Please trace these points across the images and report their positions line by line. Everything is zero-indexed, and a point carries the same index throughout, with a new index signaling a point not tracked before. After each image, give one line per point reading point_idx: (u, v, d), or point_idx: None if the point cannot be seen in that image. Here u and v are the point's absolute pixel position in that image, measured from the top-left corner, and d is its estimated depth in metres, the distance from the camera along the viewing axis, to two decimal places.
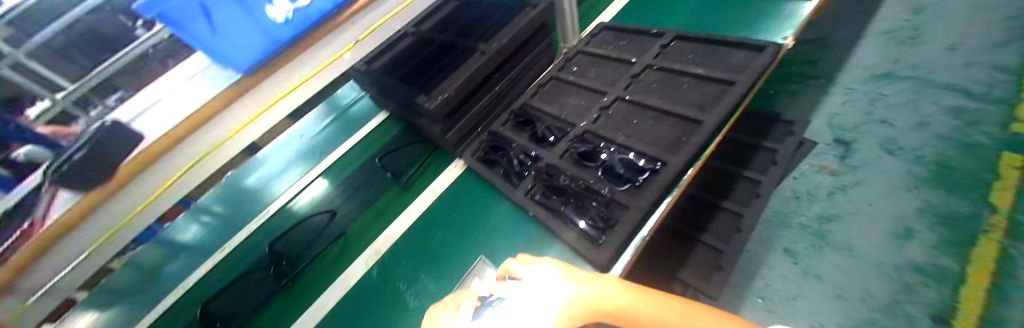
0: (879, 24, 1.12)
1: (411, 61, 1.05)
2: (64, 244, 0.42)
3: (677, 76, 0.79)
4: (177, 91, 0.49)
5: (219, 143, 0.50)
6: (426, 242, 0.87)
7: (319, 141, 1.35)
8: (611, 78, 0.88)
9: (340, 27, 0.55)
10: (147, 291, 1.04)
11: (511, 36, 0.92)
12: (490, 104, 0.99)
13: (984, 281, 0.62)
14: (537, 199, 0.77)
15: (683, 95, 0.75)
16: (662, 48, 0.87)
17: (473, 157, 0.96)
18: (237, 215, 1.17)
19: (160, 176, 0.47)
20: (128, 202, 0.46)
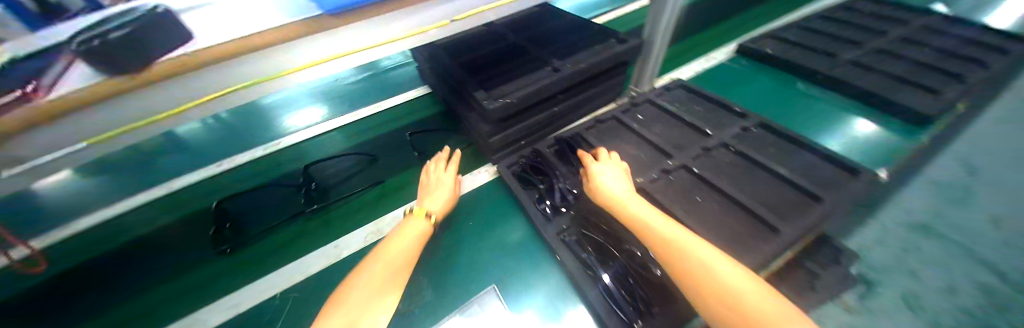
0: None
1: (477, 52, 1.00)
2: (63, 123, 0.35)
3: (753, 167, 0.74)
4: (250, 9, 0.46)
5: (275, 75, 0.45)
6: (435, 238, 0.81)
7: (354, 93, 1.37)
8: (680, 140, 0.83)
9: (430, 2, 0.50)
10: (143, 180, 1.05)
11: (591, 63, 0.86)
12: (544, 121, 0.93)
13: None
14: (569, 241, 0.71)
15: (758, 190, 0.69)
16: (742, 131, 0.83)
17: (509, 169, 0.90)
18: (250, 134, 1.20)
19: (197, 88, 0.40)
20: (151, 103, 0.39)
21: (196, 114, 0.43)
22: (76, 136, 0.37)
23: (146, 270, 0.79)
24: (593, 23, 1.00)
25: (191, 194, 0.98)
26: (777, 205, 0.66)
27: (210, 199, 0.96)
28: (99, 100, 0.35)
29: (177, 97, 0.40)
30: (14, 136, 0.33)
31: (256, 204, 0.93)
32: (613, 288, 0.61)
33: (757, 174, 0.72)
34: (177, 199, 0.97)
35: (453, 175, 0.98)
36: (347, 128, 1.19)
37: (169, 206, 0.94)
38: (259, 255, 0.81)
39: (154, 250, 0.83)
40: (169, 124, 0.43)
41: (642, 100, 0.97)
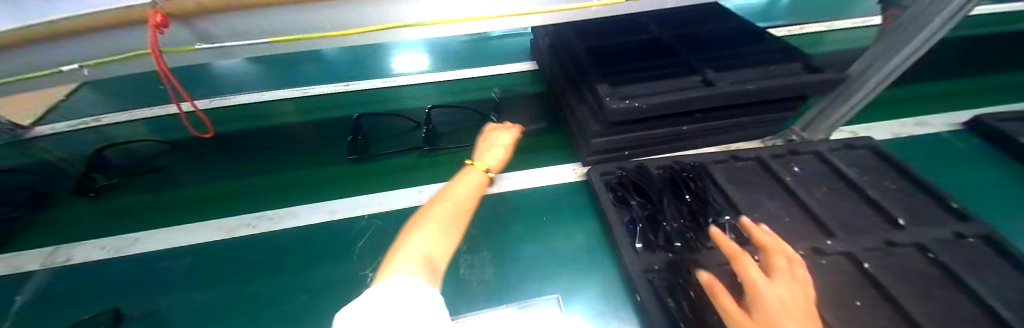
0: None
1: (611, 40, 0.88)
2: (246, 14, 0.38)
3: (958, 291, 0.53)
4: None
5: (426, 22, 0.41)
6: (512, 220, 0.78)
7: (468, 51, 1.40)
8: (849, 217, 0.63)
9: None
10: (288, 80, 1.23)
11: (754, 87, 0.68)
12: (662, 137, 0.79)
13: None
14: (656, 284, 0.58)
15: (963, 325, 0.49)
16: (951, 237, 0.60)
17: (602, 176, 0.80)
18: (372, 65, 1.32)
19: (356, 14, 0.40)
20: (312, 19, 0.40)
21: (345, 41, 0.44)
22: (254, 29, 0.41)
23: (276, 155, 0.94)
24: (769, 41, 0.80)
25: (316, 104, 1.12)
26: None
27: (330, 113, 1.08)
28: (276, 2, 0.37)
29: (334, 19, 0.40)
30: (216, 13, 0.38)
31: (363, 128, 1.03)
32: None
33: (960, 305, 0.51)
34: (305, 105, 1.12)
35: (544, 160, 0.93)
36: (455, 83, 1.22)
37: (303, 109, 1.10)
38: (355, 173, 0.89)
39: (280, 142, 0.98)
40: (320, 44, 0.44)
41: (807, 149, 0.76)
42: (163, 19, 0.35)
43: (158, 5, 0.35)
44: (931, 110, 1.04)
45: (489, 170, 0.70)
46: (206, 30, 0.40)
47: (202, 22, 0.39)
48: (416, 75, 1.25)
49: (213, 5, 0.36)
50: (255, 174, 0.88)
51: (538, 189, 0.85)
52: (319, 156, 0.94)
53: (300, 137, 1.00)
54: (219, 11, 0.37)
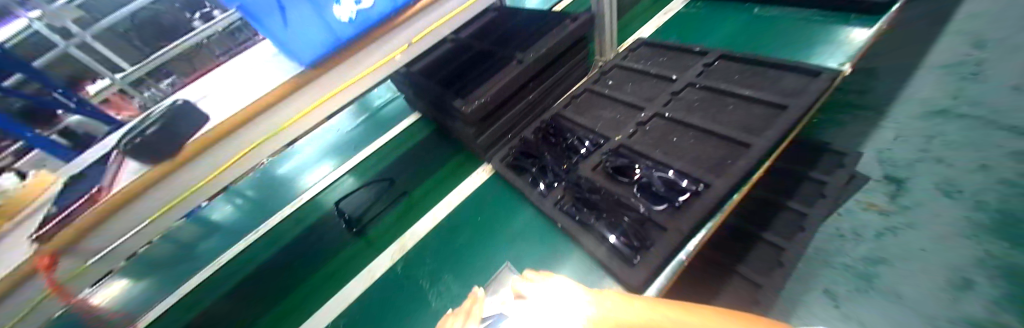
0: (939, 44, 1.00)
1: (449, 66, 1.06)
2: (123, 212, 0.46)
3: (720, 96, 0.78)
4: (238, 80, 0.58)
5: (279, 127, 0.55)
6: (453, 236, 0.89)
7: (352, 137, 1.49)
8: (650, 91, 0.88)
9: (390, 32, 0.59)
10: (189, 264, 1.15)
11: (550, 47, 0.92)
12: (524, 109, 0.99)
13: None
14: (567, 209, 0.76)
15: (728, 114, 0.73)
16: (705, 68, 0.86)
17: (503, 162, 0.96)
18: (271, 201, 1.30)
19: (219, 158, 0.51)
20: (183, 182, 0.49)
21: (220, 181, 0.54)
22: (133, 221, 0.48)
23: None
24: (547, 11, 1.07)
25: (245, 257, 1.11)
26: (750, 123, 0.69)
27: (267, 253, 1.10)
28: (145, 187, 0.45)
29: (202, 169, 0.50)
30: (97, 226, 0.45)
31: (295, 256, 1.06)
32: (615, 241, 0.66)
33: (726, 103, 0.76)
34: (235, 264, 1.10)
35: (455, 183, 1.04)
36: (357, 169, 1.30)
37: (228, 275, 1.07)
38: (309, 295, 0.93)
39: (236, 305, 0.98)
40: (200, 196, 0.54)
41: (611, 65, 1.02)
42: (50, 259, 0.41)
43: (38, 250, 0.40)
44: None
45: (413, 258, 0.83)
46: (96, 241, 0.46)
47: (85, 242, 0.45)
48: (317, 183, 1.29)
49: (87, 222, 0.43)
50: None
51: (462, 202, 0.97)
52: (266, 306, 0.94)
53: (242, 296, 0.99)
54: (100, 222, 0.44)
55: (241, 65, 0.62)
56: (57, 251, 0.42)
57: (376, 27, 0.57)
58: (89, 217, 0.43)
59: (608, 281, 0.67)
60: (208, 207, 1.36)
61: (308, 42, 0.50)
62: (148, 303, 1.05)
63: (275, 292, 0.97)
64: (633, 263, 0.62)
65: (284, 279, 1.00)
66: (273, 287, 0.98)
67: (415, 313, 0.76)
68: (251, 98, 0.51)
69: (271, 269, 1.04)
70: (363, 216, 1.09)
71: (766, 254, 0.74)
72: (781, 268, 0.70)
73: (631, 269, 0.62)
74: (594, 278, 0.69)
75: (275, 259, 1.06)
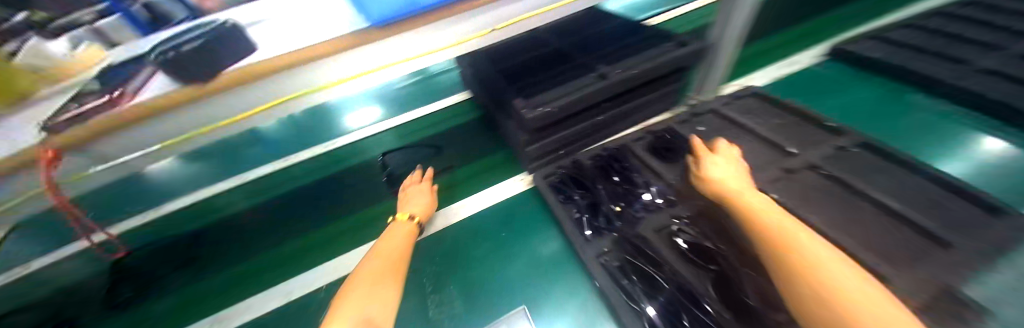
0: None
1: (521, 57, 0.95)
2: (143, 125, 0.43)
3: (852, 196, 0.65)
4: (292, 18, 0.51)
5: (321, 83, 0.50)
6: (470, 245, 0.78)
7: (400, 95, 1.44)
8: (752, 158, 0.74)
9: (480, 9, 0.49)
10: (219, 170, 1.18)
11: (646, 70, 0.77)
12: (586, 131, 0.86)
13: None
14: (609, 267, 0.63)
15: (864, 222, 0.61)
16: (837, 152, 0.72)
17: (546, 180, 0.83)
18: (311, 131, 1.31)
19: (252, 97, 0.47)
20: (214, 112, 0.46)
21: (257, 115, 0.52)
22: (157, 134, 0.46)
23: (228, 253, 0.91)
24: (651, 27, 0.91)
25: (268, 183, 1.11)
26: (894, 250, 0.57)
27: (287, 187, 1.08)
28: (171, 106, 0.42)
29: (233, 105, 0.46)
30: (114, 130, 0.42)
31: (313, 197, 1.03)
32: (658, 322, 0.54)
33: (862, 207, 0.64)
34: (256, 187, 1.10)
35: (492, 181, 0.95)
36: (397, 129, 1.25)
37: (249, 193, 1.08)
38: (316, 243, 0.91)
39: (246, 229, 0.97)
40: (236, 122, 0.53)
41: (704, 109, 0.87)
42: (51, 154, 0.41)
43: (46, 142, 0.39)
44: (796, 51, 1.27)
45: (415, 217, 0.72)
46: (122, 142, 0.44)
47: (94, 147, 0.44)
48: (355, 132, 1.25)
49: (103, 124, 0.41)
50: (230, 271, 0.87)
51: (492, 207, 0.87)
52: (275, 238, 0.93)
53: (255, 221, 0.99)
54: (118, 128, 0.42)
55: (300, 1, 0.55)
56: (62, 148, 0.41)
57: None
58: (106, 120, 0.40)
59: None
60: None
61: None
62: (175, 195, 1.09)
63: (287, 227, 0.96)
64: None
65: (298, 217, 0.98)
66: (283, 226, 0.96)
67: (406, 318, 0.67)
68: (298, 45, 0.43)
69: (286, 206, 1.02)
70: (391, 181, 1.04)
71: None
72: None
73: None
74: None
75: (293, 197, 1.04)
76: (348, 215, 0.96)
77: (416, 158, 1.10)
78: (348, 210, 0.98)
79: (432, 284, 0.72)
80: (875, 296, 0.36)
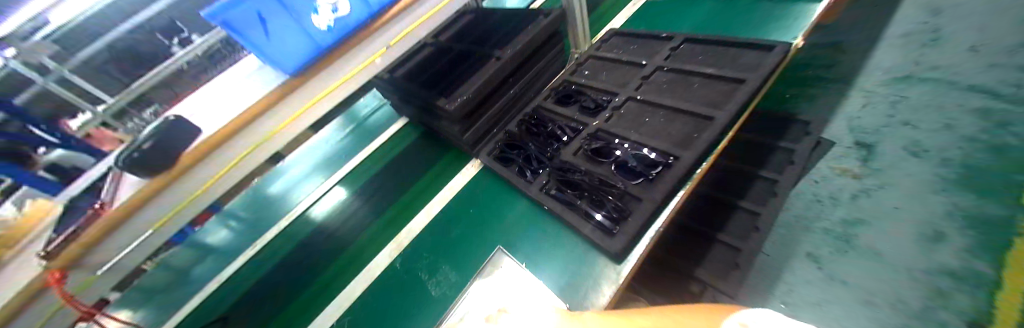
0: (880, 54, 1.27)
1: (432, 68, 1.10)
2: (130, 223, 0.49)
3: (686, 76, 0.84)
4: (221, 97, 0.60)
5: (261, 141, 0.57)
6: (447, 231, 0.92)
7: (342, 148, 1.54)
8: (623, 78, 0.95)
9: (373, 36, 0.63)
10: (191, 282, 1.19)
11: (526, 42, 0.97)
12: (506, 106, 1.03)
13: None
14: (552, 193, 0.80)
15: (694, 90, 0.80)
16: (672, 52, 0.92)
17: (490, 155, 0.99)
18: (269, 213, 1.36)
19: (208, 171, 0.54)
20: (177, 195, 0.53)
21: (212, 194, 0.58)
22: (135, 232, 0.51)
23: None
24: (523, 9, 1.13)
25: (252, 267, 1.17)
26: (713, 99, 0.75)
27: (271, 262, 1.16)
28: (141, 205, 0.48)
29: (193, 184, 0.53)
30: (103, 238, 0.48)
31: (300, 261, 1.11)
32: (606, 221, 0.69)
33: (692, 82, 0.82)
34: (241, 277, 1.15)
35: (446, 180, 1.09)
36: (350, 177, 1.36)
37: (238, 284, 1.13)
38: (316, 295, 0.98)
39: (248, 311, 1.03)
40: (194, 208, 0.58)
41: (585, 56, 1.08)
42: (58, 274, 0.45)
43: (48, 266, 0.43)
44: None
45: None
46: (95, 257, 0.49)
47: (90, 257, 0.48)
48: (313, 194, 1.34)
49: (102, 230, 0.47)
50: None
51: (453, 198, 1.00)
52: (277, 308, 1.00)
53: (252, 305, 1.04)
54: (108, 231, 0.47)
55: (219, 83, 0.64)
56: (66, 265, 0.45)
57: (352, 35, 0.61)
58: (90, 235, 0.46)
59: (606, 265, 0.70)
60: (200, 230, 1.39)
61: (290, 51, 0.54)
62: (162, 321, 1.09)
63: (284, 295, 1.03)
64: (614, 232, 0.68)
65: (292, 284, 1.05)
66: (281, 296, 1.03)
67: (415, 305, 0.80)
68: (234, 114, 0.53)
69: (277, 277, 1.10)
70: (363, 219, 1.15)
71: (744, 220, 0.92)
72: (757, 232, 0.87)
73: (612, 238, 0.68)
74: (594, 262, 0.72)
75: (281, 268, 1.13)
76: (334, 261, 1.05)
77: (377, 193, 1.22)
78: (333, 258, 1.06)
79: (428, 272, 0.85)
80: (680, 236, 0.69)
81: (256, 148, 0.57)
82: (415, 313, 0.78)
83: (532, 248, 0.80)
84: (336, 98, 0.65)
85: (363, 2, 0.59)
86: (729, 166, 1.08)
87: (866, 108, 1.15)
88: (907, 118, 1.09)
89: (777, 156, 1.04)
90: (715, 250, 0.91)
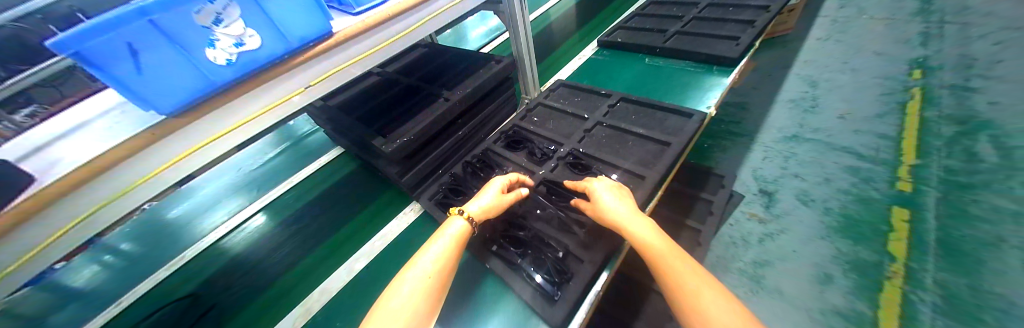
0: (775, 122, 1.70)
1: (373, 101, 1.04)
2: None
3: (621, 134, 0.90)
4: (84, 139, 0.50)
5: (124, 191, 0.47)
6: (375, 287, 0.82)
7: (264, 174, 1.37)
8: (569, 129, 0.99)
9: (290, 73, 0.57)
10: None
11: (476, 86, 0.98)
12: (451, 148, 1.00)
13: (891, 320, 0.99)
14: (493, 249, 0.75)
15: (628, 147, 0.86)
16: (610, 108, 1.00)
17: (431, 199, 0.91)
18: (155, 252, 1.14)
19: (41, 229, 0.41)
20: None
21: (44, 260, 0.43)
22: None
23: None
24: (474, 52, 1.15)
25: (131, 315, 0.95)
26: (644, 158, 0.81)
27: (148, 316, 0.93)
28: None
29: (15, 248, 0.40)
30: None
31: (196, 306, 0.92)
32: (544, 283, 0.65)
33: (627, 139, 0.88)
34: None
35: (380, 225, 1.01)
36: (269, 208, 1.19)
37: None
38: None
39: None
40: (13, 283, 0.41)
41: (533, 104, 1.11)
42: None
43: None
44: (585, 45, 1.72)
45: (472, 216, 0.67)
46: None
47: None
48: (212, 232, 1.14)
49: None
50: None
51: (385, 249, 0.91)
52: None
53: None
54: None
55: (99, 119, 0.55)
56: None
57: (262, 69, 0.54)
58: None
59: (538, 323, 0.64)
60: (65, 268, 1.17)
61: (170, 85, 0.45)
62: None
63: None
64: (555, 298, 0.63)
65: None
66: None
67: None
68: (91, 156, 0.43)
69: None
70: (276, 259, 1.00)
71: None
72: None
73: (552, 305, 0.63)
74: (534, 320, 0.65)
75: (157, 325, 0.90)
76: (236, 311, 0.88)
77: (304, 228, 1.08)
78: (238, 307, 0.89)
79: None
80: (700, 286, 0.51)
81: (119, 197, 0.46)
82: None
83: (471, 296, 0.73)
84: (239, 138, 0.56)
85: (279, 36, 0.54)
86: (662, 212, 1.16)
87: (766, 161, 1.53)
88: (796, 174, 1.44)
89: (700, 203, 1.16)
90: (651, 300, 0.97)
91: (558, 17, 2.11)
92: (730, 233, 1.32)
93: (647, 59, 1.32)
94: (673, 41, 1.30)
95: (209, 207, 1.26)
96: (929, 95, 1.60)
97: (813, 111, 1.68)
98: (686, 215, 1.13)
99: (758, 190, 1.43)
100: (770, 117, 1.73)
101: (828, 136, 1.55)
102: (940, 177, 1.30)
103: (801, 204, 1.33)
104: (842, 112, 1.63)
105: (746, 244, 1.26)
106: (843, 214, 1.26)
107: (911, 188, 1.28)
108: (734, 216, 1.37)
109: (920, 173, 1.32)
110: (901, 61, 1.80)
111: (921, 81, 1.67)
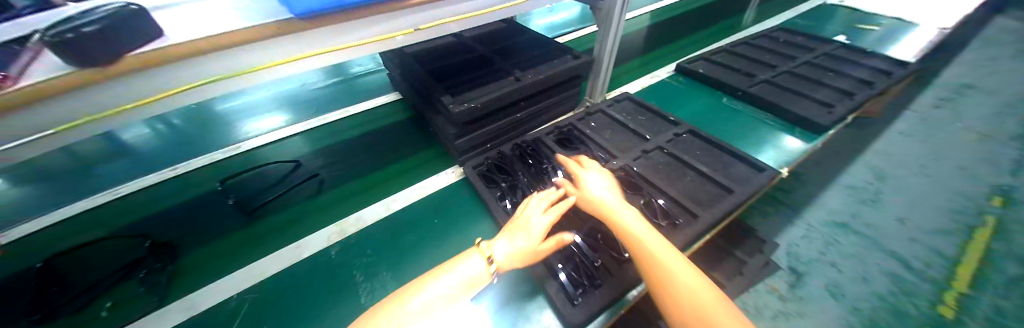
0: (830, 203, 1.59)
1: (445, 60, 1.05)
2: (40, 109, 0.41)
3: (682, 165, 0.87)
4: (207, 10, 0.54)
5: (234, 73, 0.51)
6: (404, 232, 0.85)
7: (318, 98, 1.43)
8: (628, 144, 0.96)
9: (402, 11, 0.60)
10: (84, 184, 1.05)
11: (549, 74, 0.97)
12: (506, 127, 1.00)
13: None
14: None
15: (686, 181, 0.83)
16: (675, 137, 0.97)
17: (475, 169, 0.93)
18: (210, 135, 1.24)
19: (161, 81, 0.47)
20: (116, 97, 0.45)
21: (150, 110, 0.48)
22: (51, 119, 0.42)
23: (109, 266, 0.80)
24: (552, 41, 1.13)
25: (179, 185, 1.04)
26: (700, 196, 0.79)
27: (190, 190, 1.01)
28: (44, 97, 0.40)
29: (138, 90, 0.46)
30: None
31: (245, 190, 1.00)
32: (568, 283, 0.65)
33: (687, 173, 0.85)
34: (153, 193, 1.01)
35: (426, 174, 1.04)
36: (316, 130, 1.25)
37: (148, 200, 0.98)
38: (231, 246, 0.85)
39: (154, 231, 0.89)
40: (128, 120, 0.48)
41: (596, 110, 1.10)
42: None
43: None
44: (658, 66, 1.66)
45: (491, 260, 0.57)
46: None
47: None
48: (263, 136, 1.22)
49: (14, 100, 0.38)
50: (155, 278, 0.77)
51: (419, 201, 0.94)
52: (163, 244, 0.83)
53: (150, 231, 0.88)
54: (29, 103, 0.39)
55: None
56: None
57: (382, 1, 0.56)
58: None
59: (545, 312, 0.66)
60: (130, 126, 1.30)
61: None
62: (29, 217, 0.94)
63: (194, 228, 0.90)
64: (577, 301, 0.63)
65: (211, 223, 0.91)
66: (192, 233, 0.89)
67: (338, 301, 0.71)
68: (215, 33, 0.47)
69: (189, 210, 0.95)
70: (312, 177, 1.05)
71: None
72: None
73: (573, 306, 0.63)
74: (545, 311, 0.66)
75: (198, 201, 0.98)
76: (265, 211, 0.93)
77: (344, 157, 1.13)
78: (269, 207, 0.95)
79: (365, 273, 0.76)
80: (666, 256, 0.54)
81: (227, 78, 0.50)
82: (335, 308, 0.70)
83: None
84: (338, 58, 0.59)
85: None
86: None
87: (805, 239, 1.44)
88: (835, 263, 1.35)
89: (731, 260, 1.10)
90: None
91: (634, 31, 2.04)
92: (746, 299, 1.26)
93: (726, 99, 1.26)
94: (757, 88, 1.23)
95: (265, 110, 1.35)
96: (1009, 228, 1.44)
97: (873, 205, 1.56)
98: (712, 266, 1.09)
99: (789, 266, 1.35)
100: (825, 197, 1.62)
101: (881, 235, 1.43)
102: (989, 316, 1.18)
103: (829, 295, 1.25)
104: (904, 216, 1.50)
105: (757, 315, 1.21)
106: (869, 319, 1.18)
107: (954, 317, 1.17)
108: (755, 284, 1.31)
109: (970, 305, 1.20)
110: (987, 183, 1.63)
111: (1004, 211, 1.51)
